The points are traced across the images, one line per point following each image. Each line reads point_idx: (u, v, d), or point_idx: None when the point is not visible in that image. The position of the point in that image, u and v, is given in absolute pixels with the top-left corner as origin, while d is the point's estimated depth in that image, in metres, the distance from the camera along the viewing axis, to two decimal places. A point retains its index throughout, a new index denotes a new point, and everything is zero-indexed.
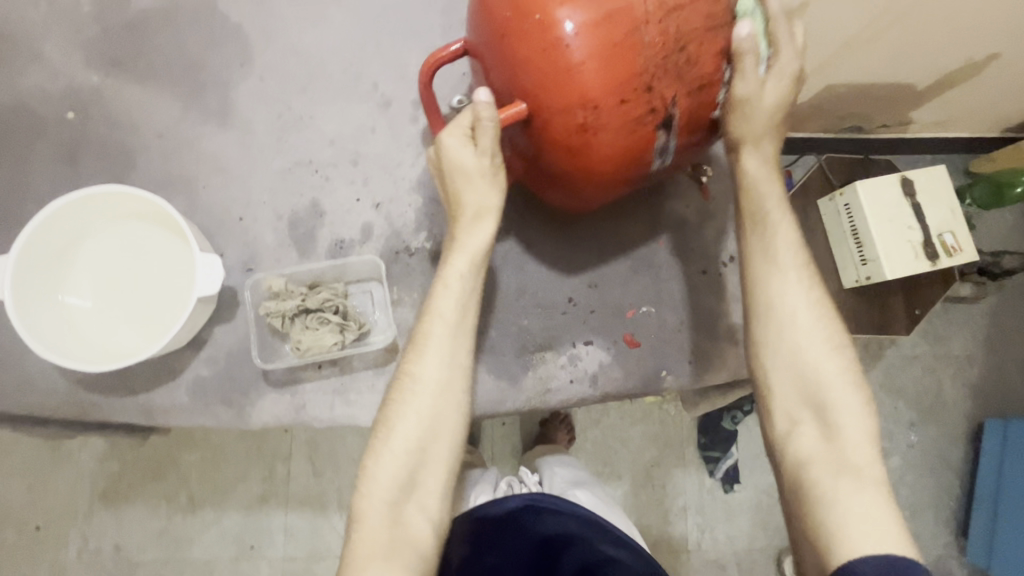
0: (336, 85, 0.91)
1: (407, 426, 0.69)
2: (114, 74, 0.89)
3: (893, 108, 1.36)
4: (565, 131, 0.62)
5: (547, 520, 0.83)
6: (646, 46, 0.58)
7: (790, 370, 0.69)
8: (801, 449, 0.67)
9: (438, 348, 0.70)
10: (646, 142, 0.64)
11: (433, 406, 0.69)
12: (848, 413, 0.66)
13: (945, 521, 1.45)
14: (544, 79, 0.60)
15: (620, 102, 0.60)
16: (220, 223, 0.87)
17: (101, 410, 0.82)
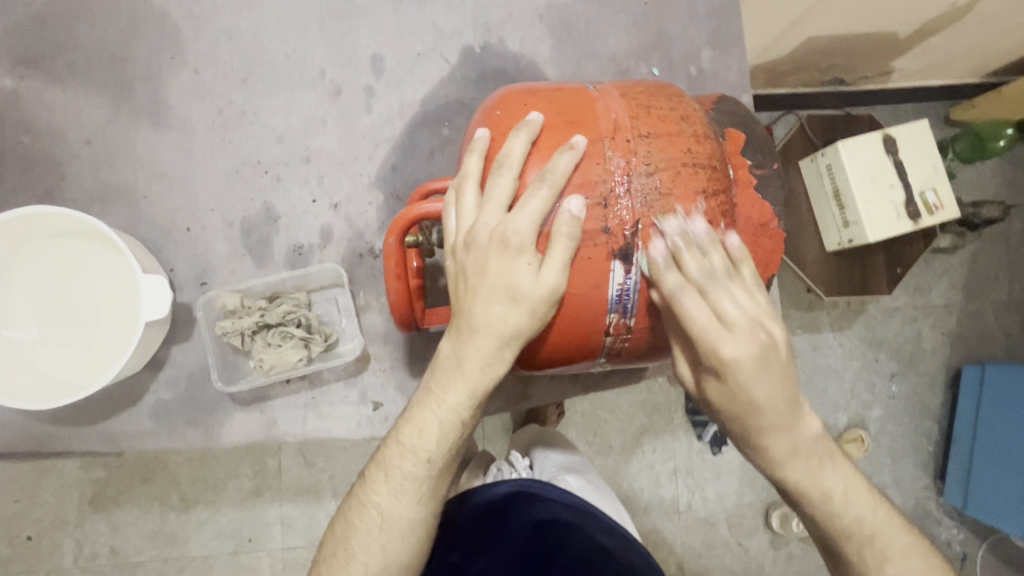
0: (279, 75, 0.83)
1: (369, 552, 0.63)
2: (31, 75, 0.80)
3: (873, 59, 1.31)
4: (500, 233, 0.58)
5: (542, 507, 0.77)
6: (604, 161, 0.58)
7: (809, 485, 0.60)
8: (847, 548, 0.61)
9: (408, 484, 0.63)
10: (595, 263, 0.58)
11: (401, 532, 0.63)
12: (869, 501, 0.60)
13: (924, 467, 1.49)
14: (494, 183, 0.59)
15: (585, 244, 0.57)
16: (166, 235, 0.80)
17: (61, 441, 0.78)
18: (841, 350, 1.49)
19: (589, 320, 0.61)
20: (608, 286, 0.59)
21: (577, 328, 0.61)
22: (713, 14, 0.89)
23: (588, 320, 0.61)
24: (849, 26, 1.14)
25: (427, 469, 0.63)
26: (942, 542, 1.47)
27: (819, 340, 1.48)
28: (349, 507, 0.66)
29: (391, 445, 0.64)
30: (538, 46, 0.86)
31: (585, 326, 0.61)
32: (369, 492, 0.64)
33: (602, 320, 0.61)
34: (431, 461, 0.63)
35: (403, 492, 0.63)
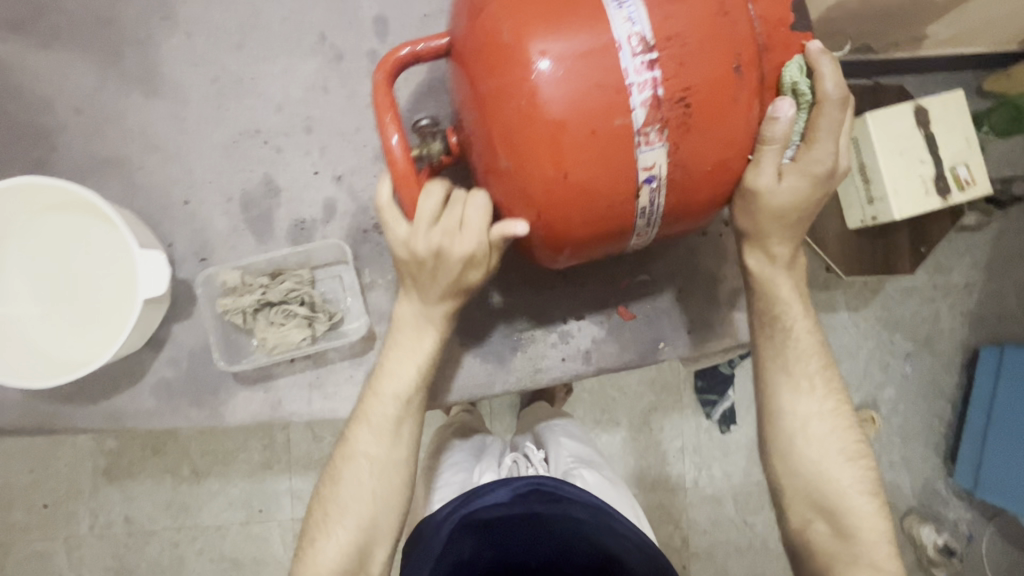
0: (277, 39, 0.78)
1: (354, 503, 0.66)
2: (16, 39, 0.76)
3: (905, 21, 1.21)
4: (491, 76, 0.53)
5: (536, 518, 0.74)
6: None
7: (786, 371, 0.69)
8: (810, 451, 0.67)
9: (387, 427, 0.67)
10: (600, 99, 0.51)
11: (386, 477, 0.67)
12: (823, 409, 0.69)
13: (935, 448, 1.46)
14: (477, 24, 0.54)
15: (589, 115, 0.51)
16: (163, 208, 0.77)
17: (64, 419, 0.77)
18: (858, 330, 1.45)
19: (604, 204, 0.55)
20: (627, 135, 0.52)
21: (591, 212, 0.55)
22: None
23: (601, 204, 0.55)
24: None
25: (398, 406, 0.67)
26: (949, 523, 1.45)
27: (834, 319, 1.44)
28: (334, 463, 0.68)
29: (365, 400, 0.68)
30: None
31: (598, 184, 0.53)
32: (352, 445, 0.67)
33: (619, 177, 0.53)
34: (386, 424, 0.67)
35: (381, 431, 0.67)
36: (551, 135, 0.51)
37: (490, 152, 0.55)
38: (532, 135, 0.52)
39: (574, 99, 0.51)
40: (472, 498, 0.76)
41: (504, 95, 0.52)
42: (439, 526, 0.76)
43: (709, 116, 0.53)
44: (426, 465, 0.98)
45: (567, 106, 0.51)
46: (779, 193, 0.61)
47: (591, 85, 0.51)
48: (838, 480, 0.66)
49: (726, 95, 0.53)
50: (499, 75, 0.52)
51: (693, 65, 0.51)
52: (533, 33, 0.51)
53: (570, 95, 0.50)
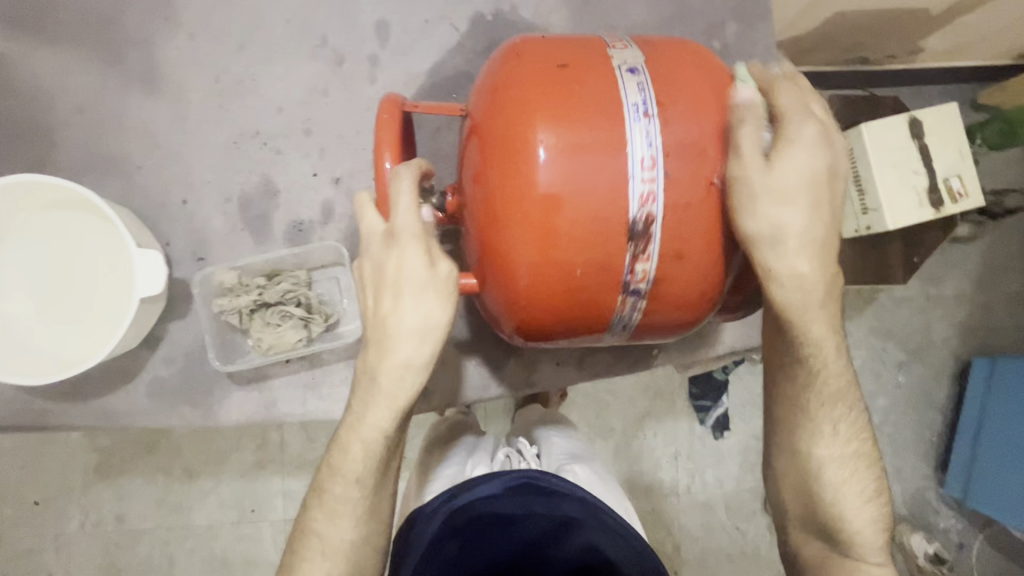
0: (278, 42, 0.79)
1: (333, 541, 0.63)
2: (17, 37, 0.76)
3: (903, 35, 1.23)
4: (494, 174, 0.57)
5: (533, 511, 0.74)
6: (593, 83, 0.57)
7: (814, 405, 0.66)
8: (832, 484, 0.66)
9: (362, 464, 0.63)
10: (591, 210, 0.55)
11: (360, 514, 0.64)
12: (845, 448, 0.66)
13: (926, 457, 1.47)
14: (489, 113, 0.58)
15: (573, 200, 0.55)
16: (161, 208, 0.78)
17: (57, 417, 0.77)
18: (850, 339, 1.46)
19: (589, 279, 0.57)
20: (617, 251, 0.56)
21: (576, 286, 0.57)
22: None
23: (585, 277, 0.57)
24: (878, 2, 1.08)
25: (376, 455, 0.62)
26: (940, 532, 1.46)
27: None
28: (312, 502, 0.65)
29: (336, 448, 0.64)
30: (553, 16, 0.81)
31: (584, 283, 0.57)
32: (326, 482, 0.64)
33: (605, 278, 0.57)
34: (361, 480, 0.63)
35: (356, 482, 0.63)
36: (540, 212, 0.55)
37: (489, 232, 0.58)
38: (525, 215, 0.55)
39: (566, 186, 0.54)
40: (472, 493, 0.77)
41: (501, 175, 0.56)
42: (429, 515, 0.77)
43: (691, 198, 0.56)
44: (418, 465, 0.98)
45: (558, 185, 0.54)
46: (775, 173, 0.56)
47: (580, 179, 0.54)
48: (848, 518, 0.66)
49: (705, 171, 0.56)
50: (503, 156, 0.56)
51: (678, 150, 0.56)
52: (535, 121, 0.55)
53: (562, 176, 0.54)
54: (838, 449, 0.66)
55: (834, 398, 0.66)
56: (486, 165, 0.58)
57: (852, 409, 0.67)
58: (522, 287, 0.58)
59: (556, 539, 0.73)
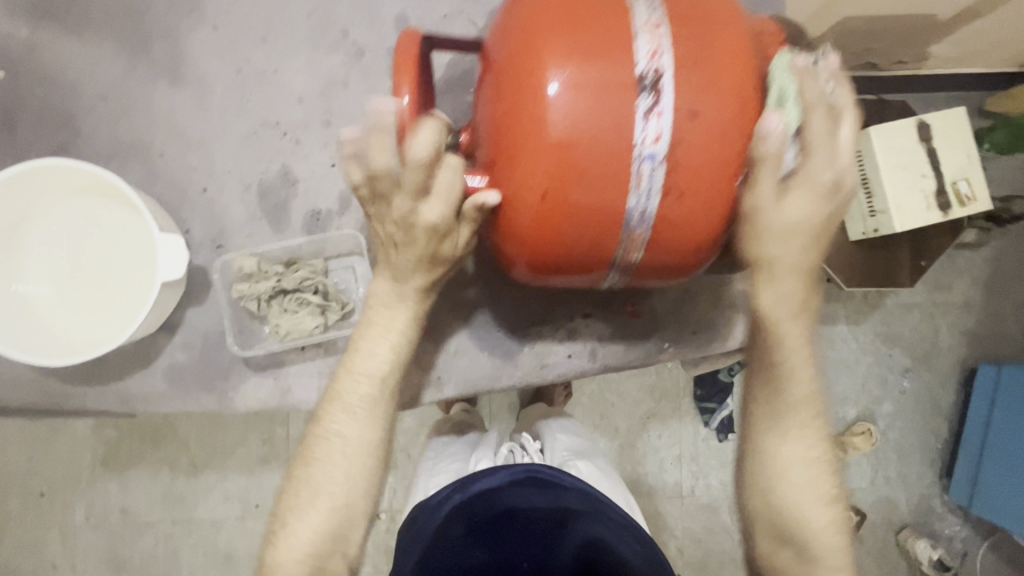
0: (300, 35, 0.80)
1: (331, 484, 0.69)
2: (45, 26, 0.78)
3: (914, 40, 1.24)
4: (507, 112, 0.56)
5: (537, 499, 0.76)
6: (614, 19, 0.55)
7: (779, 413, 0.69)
8: (796, 481, 0.69)
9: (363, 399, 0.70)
10: (603, 146, 0.54)
11: (360, 456, 0.70)
12: (808, 452, 0.69)
13: (931, 464, 1.47)
14: (506, 51, 0.57)
15: (586, 135, 0.53)
16: (182, 195, 0.79)
17: (75, 400, 0.78)
18: (856, 343, 1.46)
19: (593, 219, 0.56)
20: (628, 189, 0.55)
21: (580, 225, 0.57)
22: None
23: (590, 216, 0.56)
24: (889, 6, 1.09)
25: (380, 389, 0.70)
26: (944, 539, 1.45)
27: (833, 330, 1.46)
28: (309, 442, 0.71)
29: (342, 373, 0.70)
30: None
31: (593, 222, 0.57)
32: (326, 425, 0.70)
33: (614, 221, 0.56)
34: (360, 402, 0.70)
35: (359, 415, 0.69)
36: (548, 150, 0.54)
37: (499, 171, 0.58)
38: (533, 149, 0.54)
39: (581, 120, 0.53)
40: (473, 484, 0.76)
41: (512, 110, 0.55)
42: (436, 508, 0.76)
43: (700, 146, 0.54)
44: (425, 458, 0.99)
45: (568, 123, 0.53)
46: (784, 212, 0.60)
47: (596, 113, 0.53)
48: (808, 517, 0.69)
49: (718, 116, 0.54)
50: (517, 91, 0.55)
51: (695, 92, 0.54)
52: (549, 55, 0.53)
53: (575, 113, 0.53)
54: (803, 453, 0.69)
55: (804, 418, 0.69)
56: (500, 101, 0.57)
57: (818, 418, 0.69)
58: (523, 222, 0.58)
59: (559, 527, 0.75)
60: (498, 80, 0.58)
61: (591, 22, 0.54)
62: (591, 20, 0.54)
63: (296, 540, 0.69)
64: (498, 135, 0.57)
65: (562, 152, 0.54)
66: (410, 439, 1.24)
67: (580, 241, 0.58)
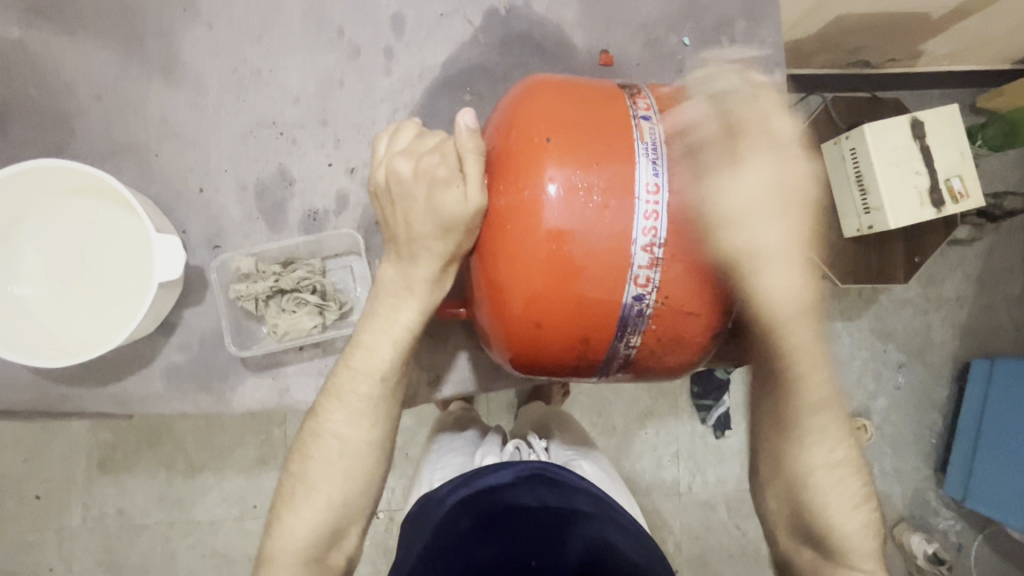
0: (295, 34, 0.80)
1: (327, 482, 0.67)
2: (38, 26, 0.77)
3: (906, 39, 1.25)
4: (504, 214, 0.58)
5: (544, 493, 0.76)
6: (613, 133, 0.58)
7: (799, 415, 0.67)
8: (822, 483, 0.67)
9: (362, 402, 0.67)
10: (594, 258, 0.56)
11: (358, 456, 0.67)
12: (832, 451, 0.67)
13: (925, 458, 1.48)
14: (505, 150, 0.59)
15: (582, 242, 0.55)
16: (178, 195, 0.79)
17: (71, 401, 0.77)
18: (851, 339, 1.47)
19: (590, 318, 0.58)
20: (616, 298, 0.57)
21: (577, 325, 0.58)
22: None
23: (588, 316, 0.58)
24: (882, 3, 1.10)
25: (379, 388, 0.68)
26: (939, 532, 1.47)
27: (829, 326, 1.47)
28: (303, 439, 0.69)
29: (346, 367, 0.68)
30: (565, 11, 0.83)
31: (579, 326, 0.59)
32: (323, 423, 0.68)
33: (601, 327, 0.59)
34: (365, 400, 0.67)
35: (359, 415, 0.67)
36: (545, 255, 0.56)
37: (491, 271, 0.59)
38: (532, 254, 0.56)
39: (576, 230, 0.55)
40: (483, 482, 0.78)
41: (510, 217, 0.57)
42: (442, 499, 0.79)
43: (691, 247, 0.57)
44: (423, 457, 0.99)
45: (567, 230, 0.55)
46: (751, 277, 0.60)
47: (589, 225, 0.55)
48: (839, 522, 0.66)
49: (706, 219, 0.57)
50: (515, 194, 0.57)
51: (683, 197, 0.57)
52: (545, 164, 0.56)
53: (572, 220, 0.55)
54: (824, 457, 0.67)
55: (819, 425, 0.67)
56: (498, 200, 0.59)
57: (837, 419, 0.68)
58: (522, 324, 0.59)
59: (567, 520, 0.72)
60: (493, 183, 0.60)
61: (591, 133, 0.57)
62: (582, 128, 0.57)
63: (291, 535, 0.66)
64: (495, 235, 0.59)
65: (560, 259, 0.56)
66: (408, 439, 1.25)
67: (564, 344, 0.60)
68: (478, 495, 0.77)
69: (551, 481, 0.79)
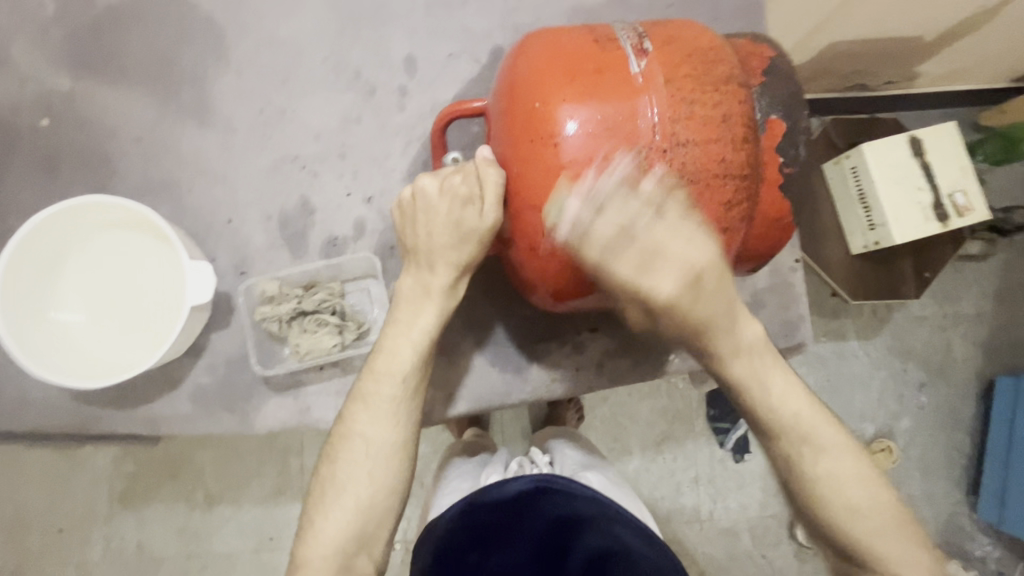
0: (317, 77, 0.87)
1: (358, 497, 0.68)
2: (86, 77, 0.85)
3: (902, 62, 1.30)
4: (528, 146, 0.60)
5: (546, 501, 0.79)
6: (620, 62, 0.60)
7: (848, 439, 0.68)
8: (867, 496, 0.67)
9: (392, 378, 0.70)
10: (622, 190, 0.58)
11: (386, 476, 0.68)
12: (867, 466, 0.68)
13: (956, 481, 1.44)
14: (519, 92, 0.62)
15: (603, 164, 0.58)
16: (208, 227, 0.84)
17: (103, 424, 0.81)
18: (869, 358, 1.46)
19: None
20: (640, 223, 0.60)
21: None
22: (736, 16, 0.91)
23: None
24: (871, 31, 1.15)
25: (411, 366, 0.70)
26: (976, 560, 1.41)
27: (845, 346, 1.46)
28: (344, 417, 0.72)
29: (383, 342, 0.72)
30: None
31: None
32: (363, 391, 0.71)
33: None
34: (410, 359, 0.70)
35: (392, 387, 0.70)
36: (571, 186, 0.58)
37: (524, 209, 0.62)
38: (555, 195, 0.59)
39: (594, 156, 0.58)
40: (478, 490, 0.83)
41: (526, 140, 0.60)
42: (446, 521, 0.80)
43: (694, 148, 0.59)
44: (436, 481, 1.00)
45: (585, 158, 0.58)
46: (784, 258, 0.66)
47: (605, 149, 0.58)
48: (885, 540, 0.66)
49: (705, 126, 0.59)
50: (528, 124, 0.60)
51: (683, 94, 0.59)
52: (563, 98, 0.59)
53: (589, 150, 0.58)
54: (868, 475, 0.68)
55: (856, 436, 0.69)
56: (516, 139, 0.62)
57: (866, 439, 0.70)
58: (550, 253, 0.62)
59: (573, 534, 0.76)
60: (507, 122, 0.63)
61: (600, 63, 0.60)
62: (597, 55, 0.61)
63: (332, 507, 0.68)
64: (518, 167, 0.61)
65: (579, 175, 0.58)
66: (423, 467, 1.26)
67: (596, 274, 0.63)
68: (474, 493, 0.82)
69: (560, 488, 0.80)
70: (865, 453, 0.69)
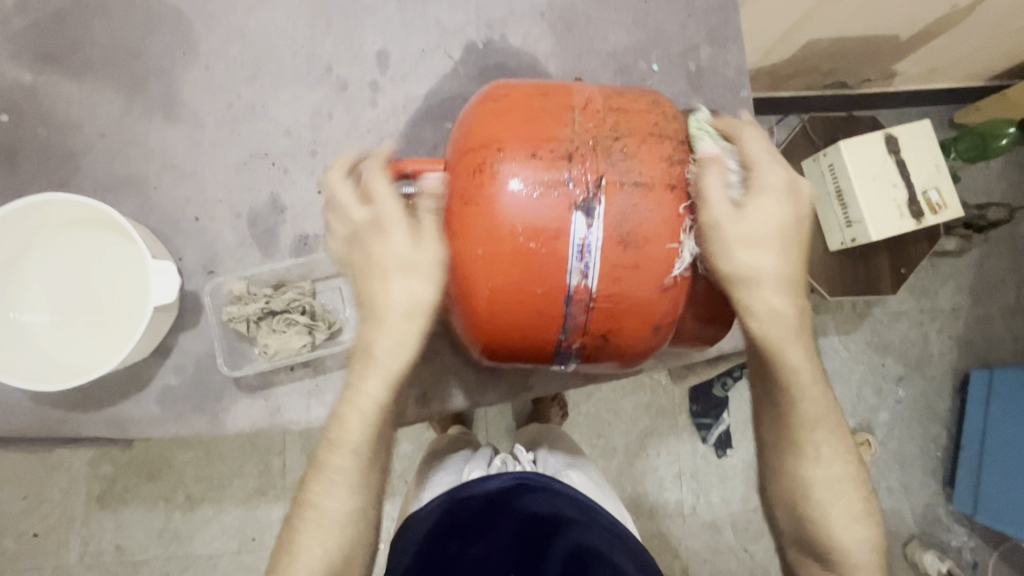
0: (288, 71, 0.85)
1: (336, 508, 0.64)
2: (48, 71, 0.83)
3: (878, 60, 1.31)
4: (469, 203, 0.59)
5: (527, 498, 0.79)
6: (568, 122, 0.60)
7: (805, 429, 0.65)
8: (819, 486, 0.66)
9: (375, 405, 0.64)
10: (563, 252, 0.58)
11: (366, 489, 0.65)
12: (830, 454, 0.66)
13: (933, 472, 1.47)
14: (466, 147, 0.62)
15: (544, 229, 0.57)
16: (176, 225, 0.83)
17: (69, 427, 0.79)
18: (847, 353, 1.48)
19: (539, 297, 0.59)
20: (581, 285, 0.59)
21: (527, 303, 0.60)
22: (710, 12, 0.91)
23: (537, 295, 0.59)
24: (846, 30, 1.15)
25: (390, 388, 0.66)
26: (952, 550, 1.44)
27: (824, 341, 1.47)
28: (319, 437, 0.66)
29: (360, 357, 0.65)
30: (540, 43, 0.88)
31: (546, 316, 0.60)
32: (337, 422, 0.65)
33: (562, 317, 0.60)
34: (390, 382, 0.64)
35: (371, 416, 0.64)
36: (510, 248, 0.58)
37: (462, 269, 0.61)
38: (494, 255, 0.58)
39: (534, 219, 0.57)
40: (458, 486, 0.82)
41: (471, 199, 0.59)
42: (423, 517, 0.80)
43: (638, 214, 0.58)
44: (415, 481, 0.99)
45: (525, 220, 0.57)
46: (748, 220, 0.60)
47: (545, 213, 0.57)
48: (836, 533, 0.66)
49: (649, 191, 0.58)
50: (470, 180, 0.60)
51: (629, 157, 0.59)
52: (507, 157, 0.58)
53: (529, 214, 0.57)
54: (827, 470, 0.66)
55: (822, 430, 0.66)
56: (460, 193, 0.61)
57: (835, 432, 0.66)
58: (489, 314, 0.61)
59: (557, 531, 0.76)
60: (452, 181, 0.62)
61: (547, 123, 0.60)
62: (545, 116, 0.60)
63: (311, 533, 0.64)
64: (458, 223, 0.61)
65: (519, 239, 0.57)
66: (405, 465, 1.26)
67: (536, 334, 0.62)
68: (455, 489, 0.81)
69: (541, 486, 0.80)
70: (828, 445, 0.66)
